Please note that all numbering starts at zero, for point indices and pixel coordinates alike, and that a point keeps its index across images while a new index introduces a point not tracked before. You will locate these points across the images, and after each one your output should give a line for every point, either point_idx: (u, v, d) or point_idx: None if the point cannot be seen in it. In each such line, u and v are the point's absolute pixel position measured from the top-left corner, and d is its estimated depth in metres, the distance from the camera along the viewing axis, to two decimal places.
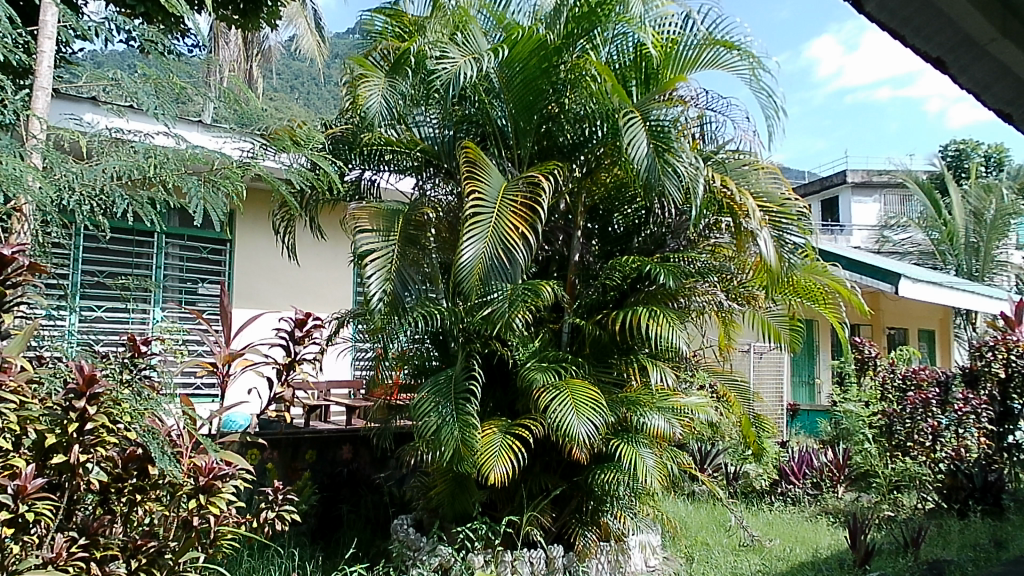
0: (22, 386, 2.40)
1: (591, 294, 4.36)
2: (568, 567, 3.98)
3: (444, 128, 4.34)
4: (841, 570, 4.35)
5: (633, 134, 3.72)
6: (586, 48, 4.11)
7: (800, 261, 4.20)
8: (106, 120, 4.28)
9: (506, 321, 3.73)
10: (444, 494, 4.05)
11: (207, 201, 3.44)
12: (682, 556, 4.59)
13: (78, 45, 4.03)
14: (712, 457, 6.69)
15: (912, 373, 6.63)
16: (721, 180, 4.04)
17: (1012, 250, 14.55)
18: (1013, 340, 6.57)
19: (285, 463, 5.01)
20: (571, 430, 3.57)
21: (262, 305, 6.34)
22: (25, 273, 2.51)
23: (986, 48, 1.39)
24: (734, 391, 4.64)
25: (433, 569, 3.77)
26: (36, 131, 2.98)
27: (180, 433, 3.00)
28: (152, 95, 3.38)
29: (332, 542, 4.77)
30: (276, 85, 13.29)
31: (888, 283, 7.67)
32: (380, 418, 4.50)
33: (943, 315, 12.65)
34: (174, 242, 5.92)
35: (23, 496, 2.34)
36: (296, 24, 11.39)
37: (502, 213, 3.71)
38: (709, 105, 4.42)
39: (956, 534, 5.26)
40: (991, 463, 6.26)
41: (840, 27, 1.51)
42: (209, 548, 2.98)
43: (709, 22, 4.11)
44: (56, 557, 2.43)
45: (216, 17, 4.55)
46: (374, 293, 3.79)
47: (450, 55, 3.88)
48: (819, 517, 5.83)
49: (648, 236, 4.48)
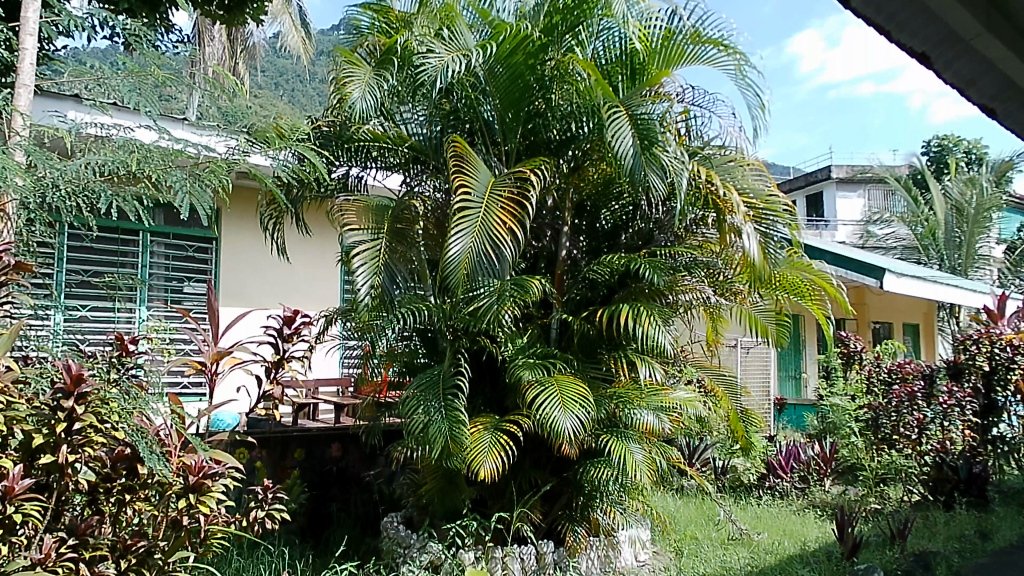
0: (8, 386, 2.42)
1: (579, 290, 4.39)
2: (558, 563, 4.01)
3: (432, 125, 4.32)
4: (830, 562, 4.38)
5: (617, 126, 3.75)
6: (572, 45, 4.11)
7: (784, 256, 4.23)
8: (89, 117, 4.26)
9: (494, 314, 3.78)
10: (433, 491, 4.06)
11: (194, 195, 3.33)
12: (671, 550, 4.64)
13: (61, 41, 4.02)
14: (700, 451, 6.80)
15: (898, 366, 6.69)
16: (706, 175, 4.08)
17: (992, 244, 14.72)
18: (996, 333, 6.64)
19: (274, 461, 5.00)
20: (557, 425, 3.56)
21: (249, 303, 6.29)
22: (11, 272, 2.55)
23: (971, 44, 1.40)
24: (722, 386, 4.58)
25: (423, 566, 3.77)
26: (19, 128, 2.94)
27: (169, 432, 2.96)
28: (135, 91, 3.36)
29: (321, 541, 4.76)
30: (262, 84, 13.18)
31: (874, 278, 7.78)
32: (369, 416, 4.45)
33: (926, 311, 12.84)
34: (160, 240, 5.88)
35: (11, 496, 2.33)
36: (280, 20, 11.31)
37: (490, 209, 3.70)
38: (695, 101, 4.44)
39: (942, 526, 5.33)
40: (976, 455, 6.42)
41: (823, 23, 1.53)
42: (199, 547, 2.92)
43: (695, 18, 4.08)
44: (45, 558, 2.41)
45: (200, 13, 4.50)
46: (361, 286, 3.79)
47: (436, 50, 3.88)
48: (806, 511, 5.91)
49: (636, 232, 4.53)
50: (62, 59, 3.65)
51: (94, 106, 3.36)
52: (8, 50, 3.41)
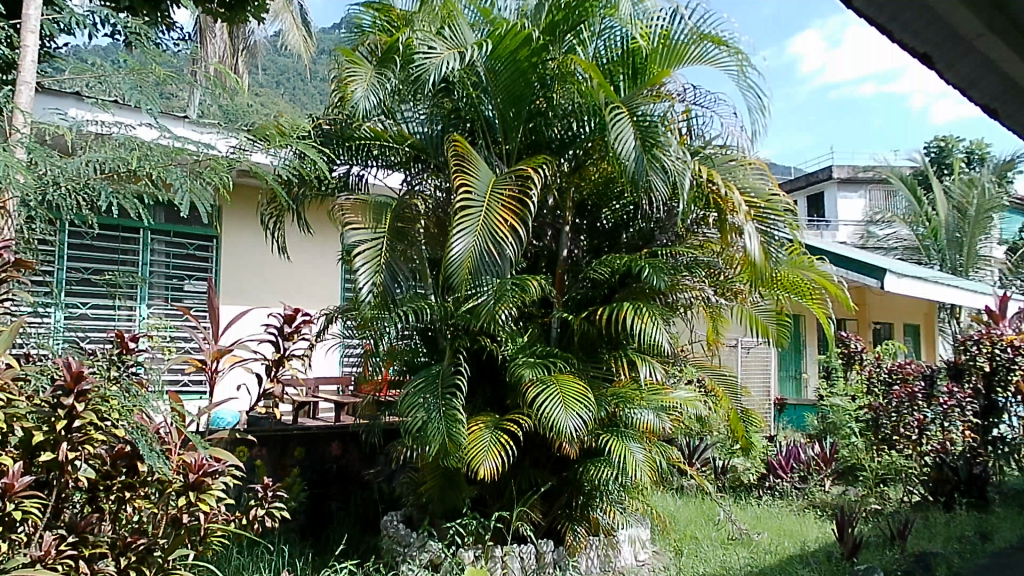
0: (8, 383, 2.45)
1: (581, 290, 4.37)
2: (558, 562, 4.02)
3: (433, 124, 4.32)
4: (830, 563, 4.37)
5: (620, 129, 3.74)
6: (574, 45, 4.13)
7: (786, 257, 4.20)
8: (90, 115, 4.26)
9: (491, 314, 3.79)
10: (433, 489, 4.06)
11: (195, 194, 3.35)
12: (671, 549, 4.64)
13: (62, 39, 4.03)
14: (700, 451, 6.79)
15: (898, 367, 6.60)
16: (708, 174, 4.07)
17: (994, 245, 14.69)
18: (996, 334, 6.64)
19: (274, 460, 5.00)
20: (558, 424, 3.56)
21: (250, 302, 6.29)
22: (12, 270, 2.55)
23: (974, 43, 1.39)
24: (722, 386, 4.57)
25: (422, 565, 3.77)
26: (20, 126, 2.93)
27: (169, 430, 2.95)
28: (135, 88, 3.35)
29: (321, 539, 4.76)
30: (263, 82, 13.14)
31: (874, 279, 7.77)
32: (369, 414, 4.42)
33: (927, 312, 12.85)
34: (160, 238, 5.88)
35: (11, 494, 2.33)
36: (281, 19, 11.26)
37: (491, 208, 3.69)
38: (698, 101, 4.45)
39: (941, 527, 5.33)
40: (976, 456, 6.35)
41: (823, 23, 1.53)
42: (198, 545, 2.92)
43: (697, 17, 4.06)
44: (45, 555, 2.42)
45: (201, 11, 4.49)
46: (363, 286, 3.75)
47: (437, 48, 3.88)
48: (806, 511, 5.92)
49: (637, 232, 4.53)
50: (63, 57, 3.66)
51: (95, 104, 3.36)
52: (9, 47, 3.42)
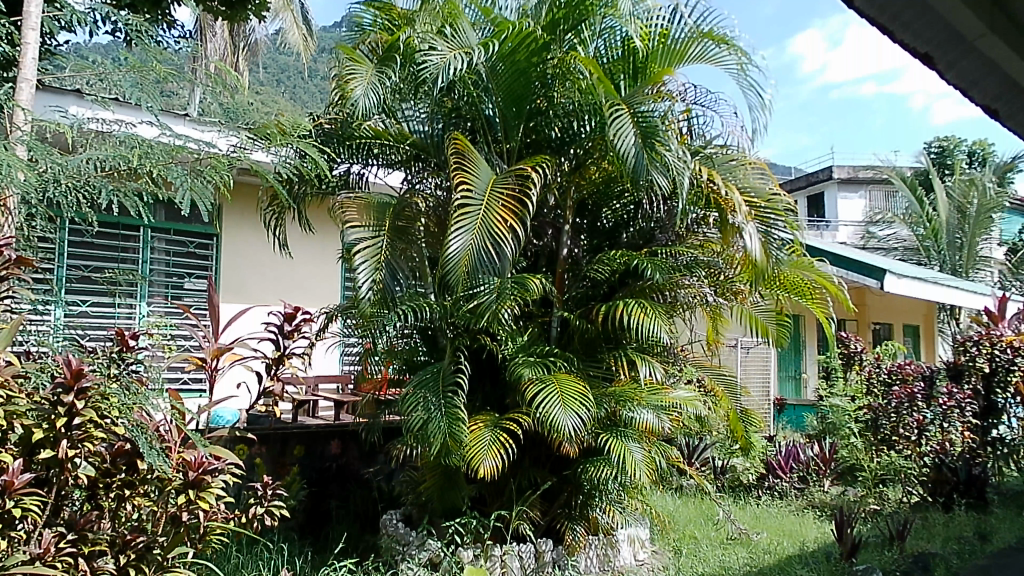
0: (9, 380, 2.44)
1: (581, 289, 4.41)
2: (557, 561, 4.04)
3: (434, 122, 4.33)
4: (829, 563, 4.38)
5: (619, 125, 3.74)
6: (574, 44, 4.12)
7: (786, 256, 4.19)
8: (90, 113, 4.26)
9: (493, 312, 3.78)
10: (432, 488, 4.03)
11: (196, 191, 3.35)
12: (670, 549, 4.65)
13: (63, 37, 4.03)
14: (699, 451, 6.79)
15: (898, 368, 6.73)
16: (708, 174, 4.07)
17: (994, 245, 14.69)
18: (996, 335, 6.64)
19: (274, 458, 4.97)
20: (558, 423, 3.55)
21: (250, 300, 6.30)
22: (13, 267, 2.55)
23: (974, 44, 1.39)
24: (722, 386, 4.57)
25: (422, 564, 3.78)
26: (20, 123, 2.91)
27: (169, 428, 2.96)
28: (135, 86, 3.35)
29: (321, 537, 4.77)
30: (263, 79, 13.10)
31: (874, 279, 7.76)
32: (369, 413, 4.39)
33: (926, 312, 12.85)
34: (160, 236, 5.88)
35: (11, 491, 2.34)
36: (281, 16, 11.24)
37: (491, 207, 3.69)
38: (698, 100, 4.41)
39: (940, 527, 5.34)
40: (975, 457, 6.40)
41: (824, 23, 1.53)
42: (198, 543, 2.91)
43: (697, 15, 4.10)
44: (44, 553, 2.42)
45: (202, 9, 4.49)
46: (363, 282, 3.76)
47: (438, 48, 3.88)
48: (805, 511, 5.92)
49: (637, 232, 4.54)
50: (63, 54, 3.66)
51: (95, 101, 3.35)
52: (9, 45, 3.42)
